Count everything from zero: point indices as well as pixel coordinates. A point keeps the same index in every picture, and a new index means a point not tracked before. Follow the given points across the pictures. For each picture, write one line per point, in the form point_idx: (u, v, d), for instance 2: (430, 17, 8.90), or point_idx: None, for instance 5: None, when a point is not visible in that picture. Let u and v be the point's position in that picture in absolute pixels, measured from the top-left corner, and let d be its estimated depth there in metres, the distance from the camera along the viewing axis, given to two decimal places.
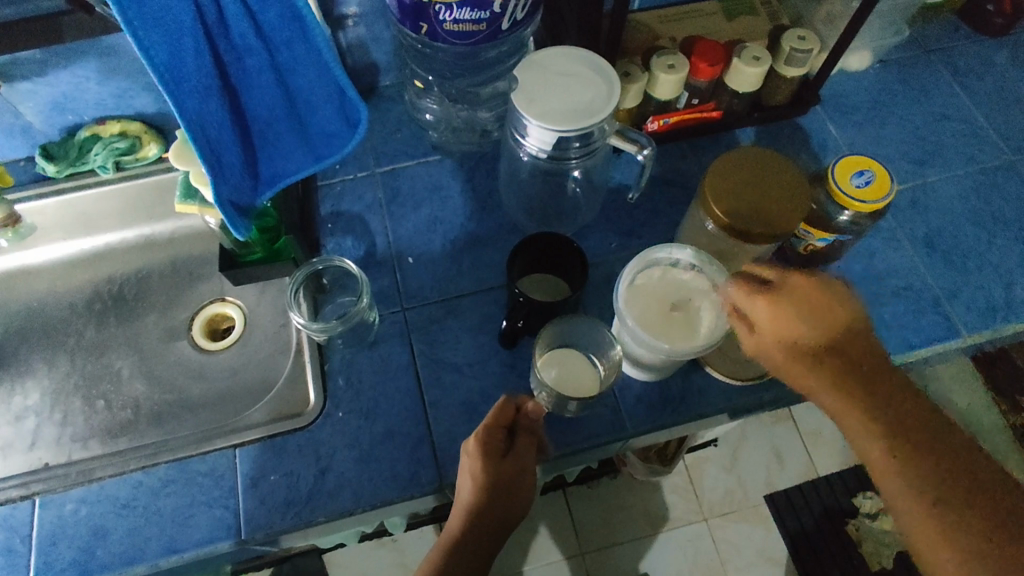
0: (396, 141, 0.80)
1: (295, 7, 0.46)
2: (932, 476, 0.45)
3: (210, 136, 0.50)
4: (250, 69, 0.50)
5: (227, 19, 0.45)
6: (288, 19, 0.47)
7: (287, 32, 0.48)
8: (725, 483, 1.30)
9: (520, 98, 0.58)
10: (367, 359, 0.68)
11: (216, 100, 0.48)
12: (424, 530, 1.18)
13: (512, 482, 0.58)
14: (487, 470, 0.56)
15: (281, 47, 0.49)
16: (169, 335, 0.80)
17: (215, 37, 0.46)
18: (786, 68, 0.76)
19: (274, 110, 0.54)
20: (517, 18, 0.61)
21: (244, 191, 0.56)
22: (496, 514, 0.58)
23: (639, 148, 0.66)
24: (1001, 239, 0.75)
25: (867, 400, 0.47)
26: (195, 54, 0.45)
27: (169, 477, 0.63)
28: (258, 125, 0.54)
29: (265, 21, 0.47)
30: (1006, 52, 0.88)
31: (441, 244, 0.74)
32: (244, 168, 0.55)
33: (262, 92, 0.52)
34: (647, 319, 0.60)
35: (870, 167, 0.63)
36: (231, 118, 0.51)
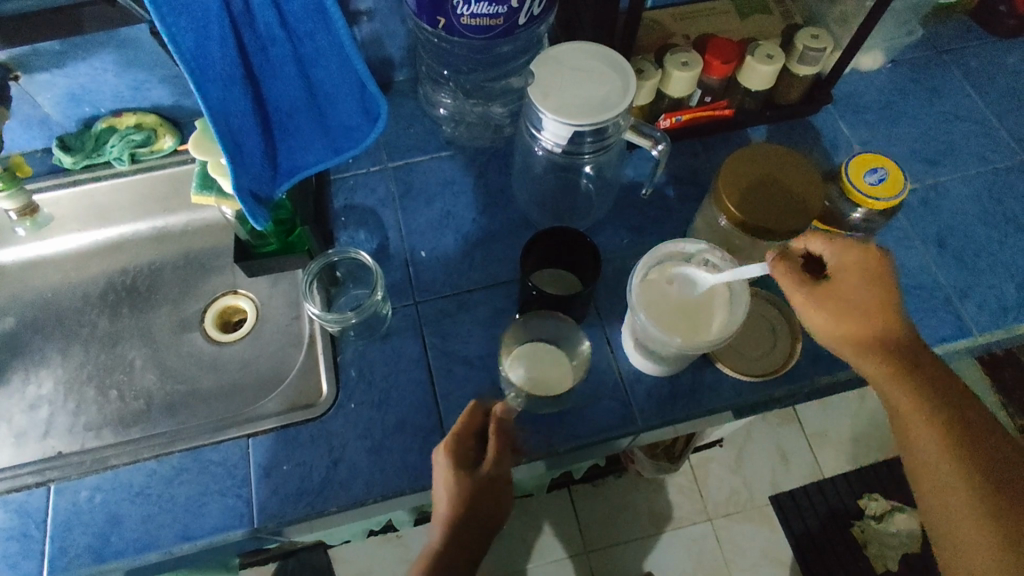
0: (409, 136, 0.80)
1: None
2: (982, 477, 0.48)
3: (232, 125, 0.49)
4: (273, 59, 0.49)
5: (253, 9, 0.45)
6: (312, 10, 0.47)
7: (311, 23, 0.47)
8: (731, 483, 1.31)
9: (536, 93, 0.59)
10: (379, 351, 0.68)
11: (238, 89, 0.48)
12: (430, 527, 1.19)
13: (487, 485, 0.57)
14: (454, 479, 0.56)
15: (305, 38, 0.48)
16: (182, 327, 0.81)
17: (240, 26, 0.46)
18: (799, 66, 0.76)
19: (296, 102, 0.53)
20: (533, 13, 0.61)
21: (264, 181, 0.56)
22: (472, 525, 0.57)
23: (652, 143, 0.66)
24: (1014, 239, 0.75)
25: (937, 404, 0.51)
26: (219, 41, 0.45)
27: (183, 466, 0.63)
28: (280, 117, 0.54)
29: (289, 12, 0.46)
30: (1019, 53, 0.88)
31: (453, 239, 0.75)
32: (265, 159, 0.54)
33: (284, 84, 0.51)
34: (659, 314, 0.60)
35: (884, 164, 0.63)
36: (253, 107, 0.51)
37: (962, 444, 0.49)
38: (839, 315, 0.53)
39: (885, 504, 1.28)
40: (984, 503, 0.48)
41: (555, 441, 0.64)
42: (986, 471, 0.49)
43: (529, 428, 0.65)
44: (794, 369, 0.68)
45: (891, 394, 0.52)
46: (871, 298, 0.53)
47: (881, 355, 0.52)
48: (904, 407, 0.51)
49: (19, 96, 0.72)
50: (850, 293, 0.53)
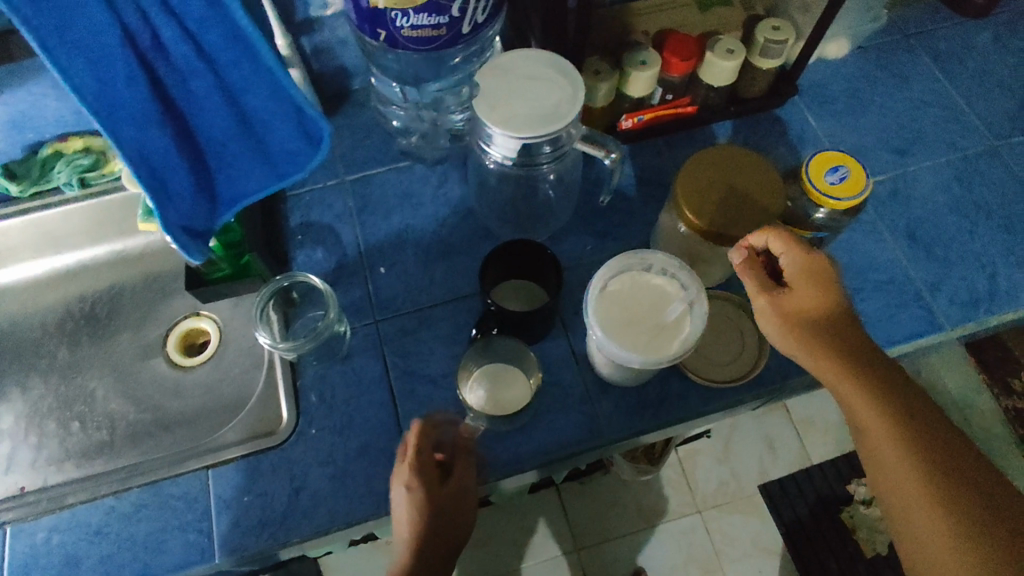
0: (366, 148, 0.78)
1: (237, 27, 0.42)
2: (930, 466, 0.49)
3: (153, 162, 0.48)
4: (196, 91, 0.46)
5: (165, 43, 0.43)
6: (232, 40, 0.43)
7: (234, 54, 0.44)
8: (718, 474, 1.30)
9: (481, 106, 0.57)
10: (340, 373, 0.67)
11: (156, 126, 0.46)
12: None
13: (454, 497, 0.55)
14: (421, 491, 0.53)
15: (228, 69, 0.45)
16: (144, 353, 0.79)
17: (152, 61, 0.43)
18: (761, 59, 0.74)
19: (228, 132, 0.50)
20: (478, 21, 0.59)
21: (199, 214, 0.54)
22: (441, 540, 0.54)
23: (606, 152, 0.64)
24: (986, 229, 0.73)
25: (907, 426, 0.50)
26: (127, 80, 0.42)
27: (141, 502, 0.62)
28: (213, 146, 0.51)
29: (208, 44, 0.43)
30: (989, 33, 0.86)
31: (414, 253, 0.73)
32: (197, 191, 0.52)
33: (212, 116, 0.48)
34: (617, 328, 0.58)
35: (845, 162, 0.61)
36: (178, 142, 0.48)
37: (932, 456, 0.50)
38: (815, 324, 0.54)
39: None
40: (943, 489, 0.49)
41: (522, 459, 0.63)
42: (955, 481, 0.49)
43: (495, 447, 0.63)
44: (763, 374, 0.67)
45: (845, 392, 0.52)
46: (828, 310, 0.54)
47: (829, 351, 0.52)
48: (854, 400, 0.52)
49: None
50: (820, 281, 0.54)
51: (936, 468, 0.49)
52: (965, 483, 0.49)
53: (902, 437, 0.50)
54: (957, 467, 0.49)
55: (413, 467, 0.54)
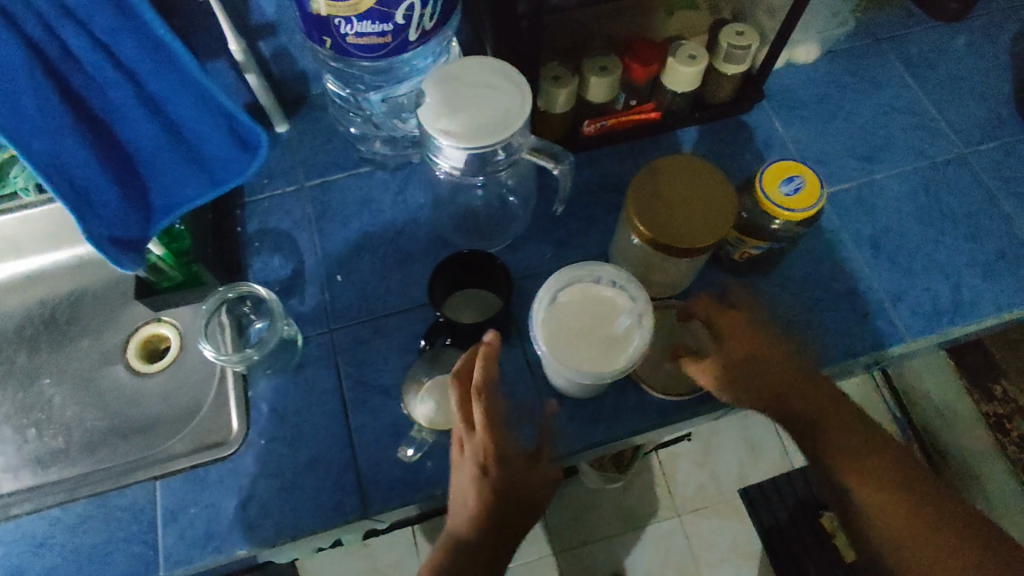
0: (326, 153, 0.78)
1: (150, 34, 0.43)
2: (897, 486, 0.52)
3: (74, 175, 0.48)
4: (116, 100, 0.47)
5: (76, 54, 0.43)
6: (146, 48, 0.44)
7: (151, 62, 0.44)
8: (698, 478, 1.29)
9: (427, 116, 0.55)
10: (291, 383, 0.66)
11: (74, 138, 0.46)
12: (399, 537, 1.14)
13: (517, 476, 0.52)
14: (486, 458, 0.51)
15: (146, 77, 0.46)
16: (104, 360, 0.78)
17: (65, 72, 0.44)
18: (724, 65, 0.73)
19: (157, 141, 0.50)
20: (426, 28, 0.58)
21: (133, 225, 0.54)
22: (498, 522, 0.50)
23: (552, 163, 0.62)
24: (951, 238, 0.72)
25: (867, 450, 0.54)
26: (37, 92, 0.43)
27: (87, 513, 0.61)
28: (143, 156, 0.52)
29: (123, 54, 0.44)
30: (962, 37, 0.85)
31: (371, 261, 0.72)
32: (127, 201, 0.52)
33: (137, 125, 0.49)
34: (559, 343, 0.57)
35: (800, 172, 0.60)
36: (102, 151, 0.49)
37: (900, 477, 0.53)
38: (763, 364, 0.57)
39: None
40: (914, 505, 0.52)
41: None
42: (919, 494, 0.52)
43: (445, 459, 0.63)
44: None
45: (819, 418, 0.55)
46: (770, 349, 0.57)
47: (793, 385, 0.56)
48: (827, 428, 0.55)
49: None
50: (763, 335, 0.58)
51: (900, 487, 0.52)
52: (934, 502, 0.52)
53: (872, 458, 0.53)
54: (917, 483, 0.53)
55: (480, 432, 0.51)
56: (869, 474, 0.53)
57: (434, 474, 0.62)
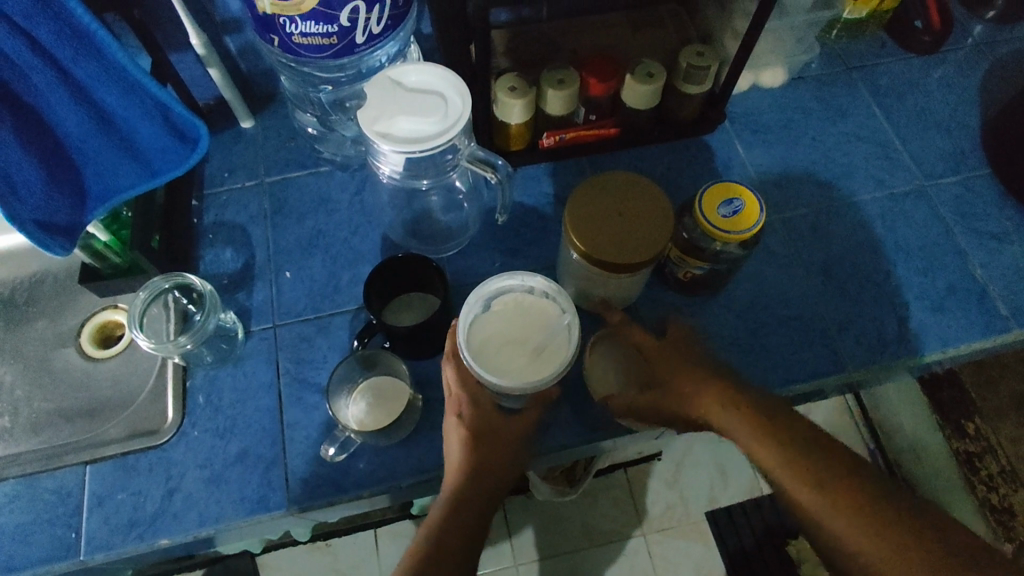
0: (289, 151, 0.78)
1: (74, 23, 0.45)
2: (791, 448, 0.47)
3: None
4: (39, 86, 0.49)
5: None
6: (67, 37, 0.46)
7: (71, 50, 0.47)
8: (666, 497, 1.24)
9: (366, 119, 0.56)
10: (230, 376, 0.66)
11: None
12: (361, 537, 1.13)
13: (497, 433, 0.56)
14: (469, 420, 0.56)
15: (71, 67, 0.48)
16: (57, 342, 0.78)
17: None
18: (686, 85, 0.72)
19: (86, 129, 0.54)
20: (372, 32, 0.59)
21: (64, 210, 0.56)
22: (482, 481, 0.53)
23: (493, 173, 0.64)
24: (902, 269, 0.72)
25: (779, 435, 0.48)
26: None
27: (16, 493, 0.62)
28: (73, 142, 0.54)
29: (44, 42, 0.46)
30: (933, 70, 0.85)
31: (321, 260, 0.73)
32: (54, 186, 0.54)
33: (65, 111, 0.51)
34: (488, 354, 0.57)
35: (741, 195, 0.60)
36: (24, 136, 0.51)
37: (797, 438, 0.48)
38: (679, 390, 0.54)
39: None
40: (811, 461, 0.46)
41: (399, 475, 0.62)
42: (823, 456, 0.46)
43: (373, 461, 0.62)
44: None
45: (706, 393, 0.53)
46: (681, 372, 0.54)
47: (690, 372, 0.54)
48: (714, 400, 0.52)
49: None
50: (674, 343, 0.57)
51: (811, 462, 0.46)
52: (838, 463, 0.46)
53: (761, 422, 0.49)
54: (822, 441, 0.47)
55: (457, 396, 0.57)
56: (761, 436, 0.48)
57: (360, 477, 0.62)
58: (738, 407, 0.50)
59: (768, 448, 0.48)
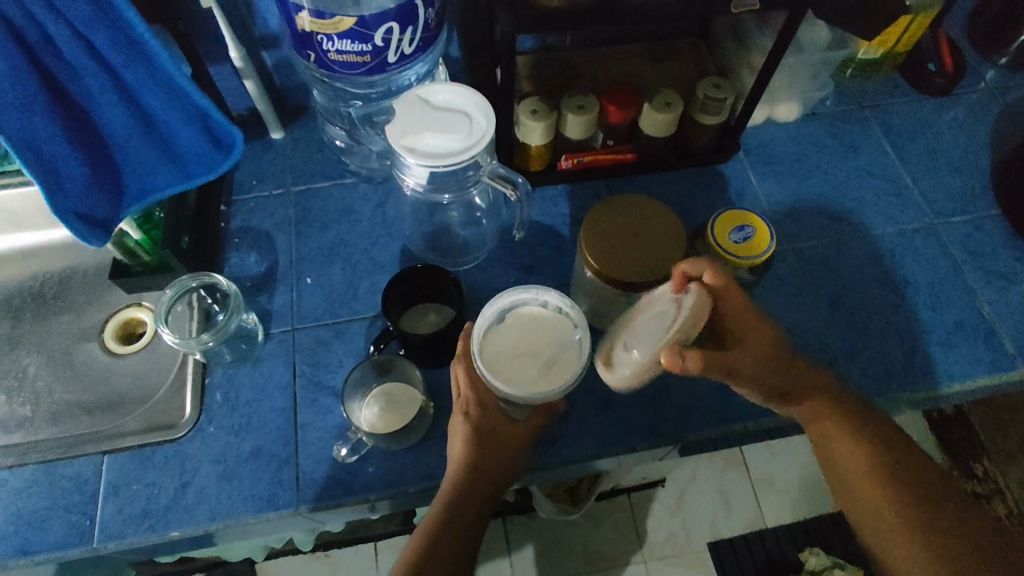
0: (316, 162, 0.81)
1: (129, 32, 0.49)
2: (896, 482, 0.53)
3: (43, 151, 0.52)
4: (90, 87, 0.52)
5: (53, 41, 0.48)
6: (121, 44, 0.49)
7: (124, 56, 0.50)
8: (668, 524, 1.23)
9: (394, 134, 0.58)
10: (248, 375, 0.68)
11: (43, 117, 0.51)
12: (361, 547, 1.14)
13: (499, 435, 0.59)
14: (474, 419, 0.59)
15: (122, 71, 0.52)
16: (81, 336, 0.80)
17: (42, 55, 0.49)
18: (702, 115, 0.75)
19: (130, 129, 0.57)
20: (403, 52, 0.62)
21: (101, 205, 0.59)
22: (482, 480, 0.58)
23: (512, 190, 0.67)
24: (910, 303, 0.73)
25: (890, 465, 0.54)
26: (6, 72, 0.47)
27: (35, 479, 0.64)
28: (116, 142, 0.57)
29: (99, 45, 0.49)
30: (945, 112, 0.87)
31: (342, 268, 0.75)
32: (94, 182, 0.57)
33: (112, 112, 0.55)
34: (496, 365, 0.58)
35: (753, 222, 0.62)
36: (73, 133, 0.54)
37: (902, 478, 0.54)
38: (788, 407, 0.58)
39: (826, 558, 1.19)
40: (909, 501, 0.53)
41: (406, 480, 0.63)
42: (921, 497, 0.53)
43: (381, 465, 0.64)
44: (660, 424, 0.66)
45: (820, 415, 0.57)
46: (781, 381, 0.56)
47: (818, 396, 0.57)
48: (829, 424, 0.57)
49: None
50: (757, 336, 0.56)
51: (906, 499, 0.53)
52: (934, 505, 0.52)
53: (873, 456, 0.55)
54: (922, 482, 0.53)
55: (467, 397, 0.59)
56: (869, 468, 0.54)
57: (368, 480, 0.63)
58: (854, 433, 0.56)
59: (883, 489, 0.54)
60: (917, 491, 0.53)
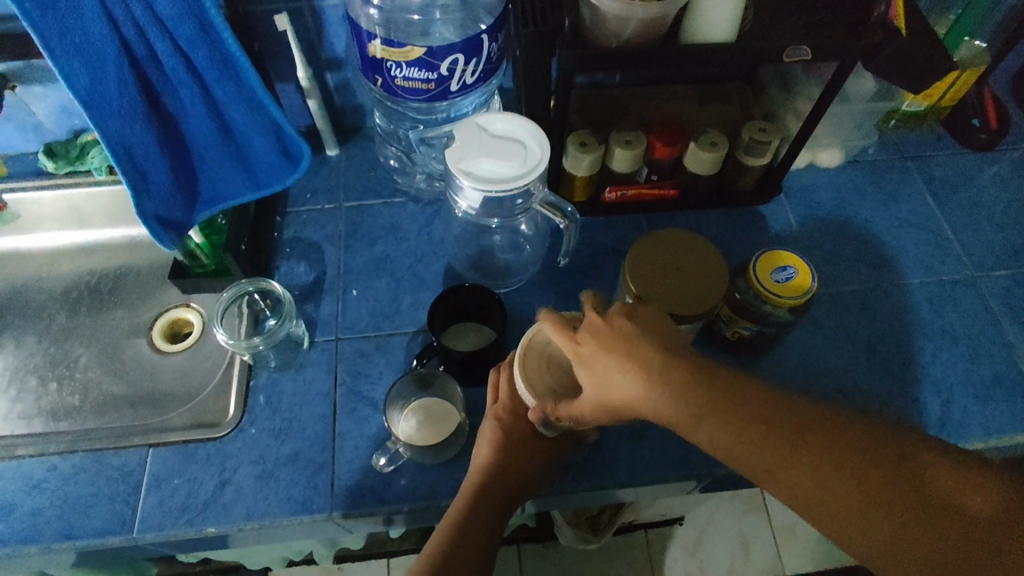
0: (368, 179, 0.84)
1: (226, 52, 0.57)
2: (818, 466, 0.39)
3: (136, 155, 0.59)
4: (183, 99, 0.60)
5: (158, 56, 0.56)
6: (217, 61, 0.57)
7: (218, 72, 0.58)
8: (685, 565, 1.21)
9: (453, 157, 0.61)
10: (291, 380, 0.71)
11: (139, 124, 0.58)
12: (375, 563, 1.14)
13: (526, 444, 0.62)
14: (504, 426, 0.62)
15: (213, 86, 0.59)
16: (131, 332, 0.82)
17: (147, 69, 0.56)
18: (746, 156, 0.76)
19: (210, 138, 0.64)
20: (466, 82, 0.65)
21: (176, 209, 0.65)
22: (505, 485, 0.60)
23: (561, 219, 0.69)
24: (949, 354, 0.73)
25: (801, 453, 0.40)
26: (116, 81, 0.55)
27: (82, 466, 0.66)
28: (198, 151, 0.64)
29: (197, 63, 0.57)
30: (987, 167, 0.88)
31: (386, 283, 0.77)
32: (175, 187, 0.64)
33: (198, 123, 0.62)
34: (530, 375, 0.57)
35: (793, 262, 0.63)
36: (162, 141, 0.61)
37: (822, 459, 0.39)
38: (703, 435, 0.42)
39: None
40: (847, 488, 0.39)
41: (438, 494, 0.65)
42: (853, 472, 0.39)
43: (415, 478, 0.65)
44: (692, 457, 0.67)
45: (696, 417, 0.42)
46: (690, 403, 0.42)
47: (684, 384, 0.42)
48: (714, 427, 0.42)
49: (15, 104, 0.78)
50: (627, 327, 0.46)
51: (837, 481, 0.39)
52: (872, 484, 0.38)
53: (772, 445, 0.40)
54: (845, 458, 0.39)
55: (503, 405, 0.62)
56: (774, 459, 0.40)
57: (401, 491, 0.64)
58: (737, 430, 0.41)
59: (857, 508, 0.38)
60: (850, 473, 0.39)
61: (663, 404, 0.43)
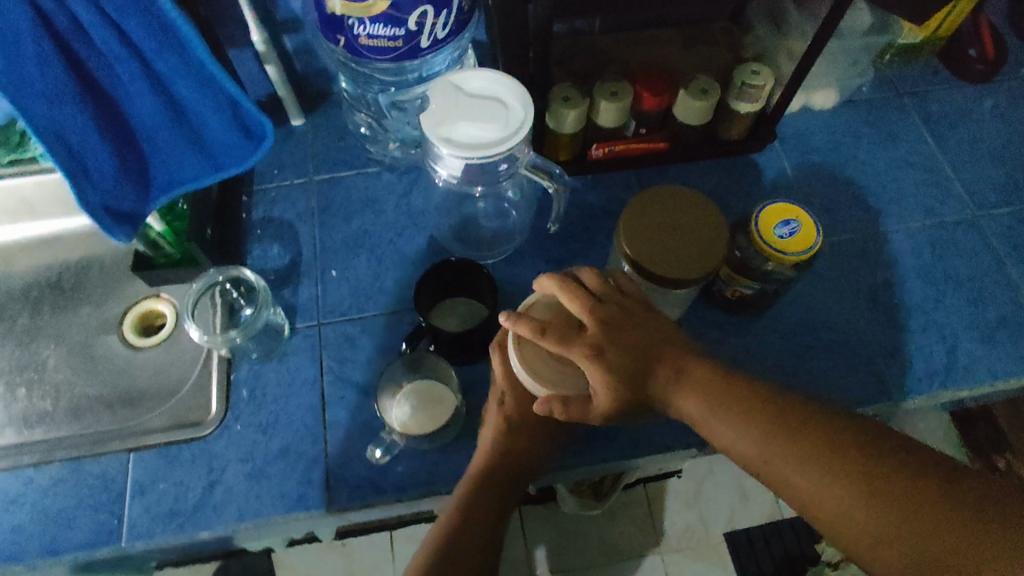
0: (338, 150, 0.79)
1: (165, 19, 0.50)
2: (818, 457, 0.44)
3: (72, 141, 0.54)
4: (122, 75, 0.54)
5: (85, 28, 0.50)
6: (155, 31, 0.51)
7: (157, 42, 0.51)
8: (686, 517, 1.22)
9: (429, 123, 0.56)
10: (275, 371, 0.67)
11: (72, 107, 0.53)
12: (376, 538, 1.12)
13: (529, 426, 0.59)
14: (507, 410, 0.59)
15: (154, 59, 0.53)
16: (100, 329, 0.76)
17: (72, 43, 0.50)
18: (737, 102, 0.72)
19: (158, 118, 0.58)
20: (437, 37, 0.59)
21: (128, 197, 0.60)
22: (510, 469, 0.58)
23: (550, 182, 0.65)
24: (953, 299, 0.71)
25: (805, 447, 0.45)
26: (37, 59, 0.49)
27: (60, 477, 0.63)
28: (145, 132, 0.59)
29: (131, 32, 0.51)
30: (985, 100, 0.84)
31: (367, 260, 0.73)
32: (122, 173, 0.59)
33: (141, 102, 0.56)
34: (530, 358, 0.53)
35: (796, 215, 0.60)
36: (101, 123, 0.55)
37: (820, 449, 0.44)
38: (720, 430, 0.48)
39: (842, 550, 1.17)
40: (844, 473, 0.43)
41: (438, 480, 0.62)
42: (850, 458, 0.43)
43: (412, 464, 0.62)
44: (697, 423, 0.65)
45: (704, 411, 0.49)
46: (703, 402, 0.48)
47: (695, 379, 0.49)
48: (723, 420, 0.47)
49: None
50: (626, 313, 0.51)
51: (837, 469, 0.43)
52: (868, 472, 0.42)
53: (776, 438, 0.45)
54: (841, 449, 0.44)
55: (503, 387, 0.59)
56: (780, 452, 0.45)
57: (399, 479, 0.62)
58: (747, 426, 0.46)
59: (857, 493, 0.42)
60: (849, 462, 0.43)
61: (682, 395, 0.50)
